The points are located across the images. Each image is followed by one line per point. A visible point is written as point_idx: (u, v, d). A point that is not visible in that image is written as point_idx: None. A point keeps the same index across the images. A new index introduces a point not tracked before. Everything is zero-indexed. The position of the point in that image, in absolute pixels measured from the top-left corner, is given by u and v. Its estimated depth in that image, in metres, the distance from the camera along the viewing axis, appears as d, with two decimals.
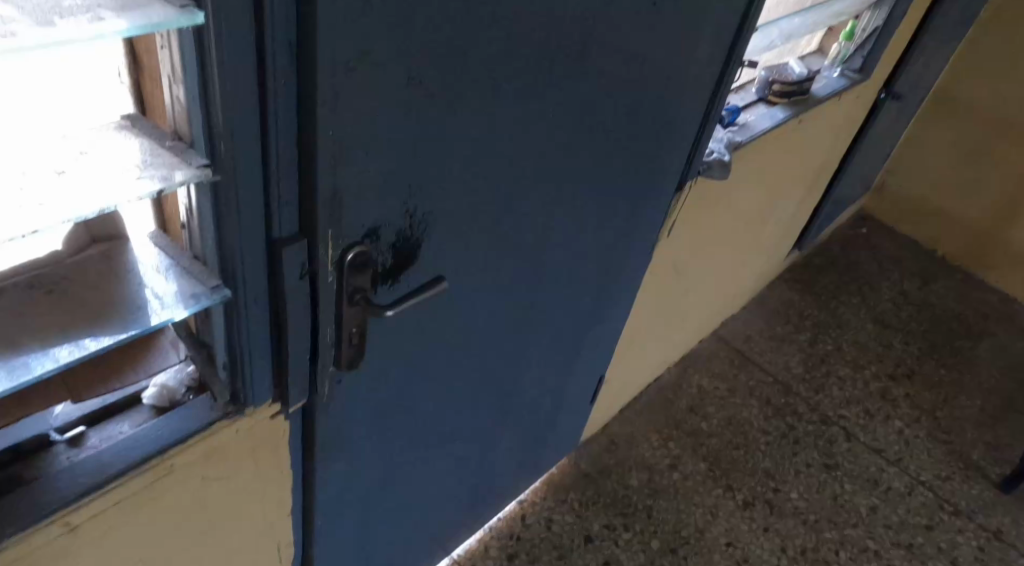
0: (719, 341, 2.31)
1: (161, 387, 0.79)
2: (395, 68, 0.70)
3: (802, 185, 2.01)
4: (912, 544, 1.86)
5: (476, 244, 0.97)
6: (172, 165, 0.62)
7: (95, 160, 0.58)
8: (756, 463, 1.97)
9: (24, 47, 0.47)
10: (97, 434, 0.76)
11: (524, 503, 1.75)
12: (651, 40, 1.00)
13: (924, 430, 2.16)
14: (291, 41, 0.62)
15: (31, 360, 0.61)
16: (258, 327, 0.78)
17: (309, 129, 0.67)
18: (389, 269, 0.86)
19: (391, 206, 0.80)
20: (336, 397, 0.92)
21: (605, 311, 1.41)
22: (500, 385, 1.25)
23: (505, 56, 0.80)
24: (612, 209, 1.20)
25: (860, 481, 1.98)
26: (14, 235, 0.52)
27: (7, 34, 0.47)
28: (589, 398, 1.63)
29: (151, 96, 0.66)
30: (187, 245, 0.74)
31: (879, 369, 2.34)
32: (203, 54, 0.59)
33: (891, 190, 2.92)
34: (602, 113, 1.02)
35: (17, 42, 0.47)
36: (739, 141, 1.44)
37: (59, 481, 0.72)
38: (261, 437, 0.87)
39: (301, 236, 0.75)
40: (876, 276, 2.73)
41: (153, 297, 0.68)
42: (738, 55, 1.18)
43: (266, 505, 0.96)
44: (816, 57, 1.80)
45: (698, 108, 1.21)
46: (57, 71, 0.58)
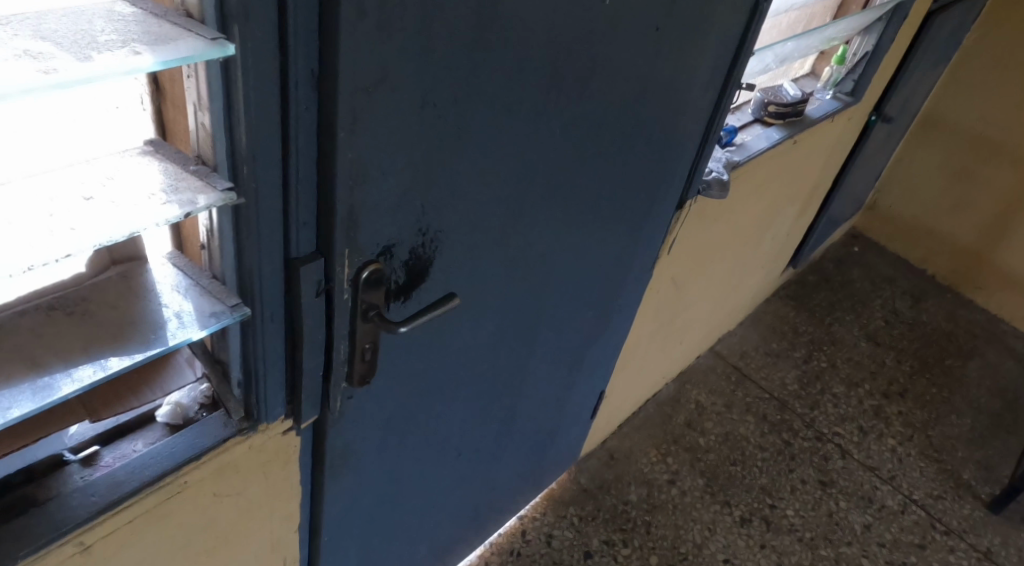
0: (715, 357, 2.34)
1: (174, 405, 0.81)
2: (411, 93, 0.72)
3: (797, 204, 2.05)
4: (906, 562, 1.87)
5: (485, 263, 0.99)
6: (198, 189, 0.63)
7: (122, 185, 0.60)
8: (753, 479, 1.98)
9: (66, 80, 0.48)
10: (110, 453, 0.77)
11: (524, 519, 1.76)
12: (655, 65, 1.03)
13: (917, 449, 2.18)
14: (314, 67, 0.64)
15: (55, 381, 0.62)
16: (274, 344, 0.80)
17: (328, 152, 0.69)
18: (401, 286, 0.88)
19: (404, 226, 0.82)
20: (346, 414, 0.93)
21: (607, 329, 1.43)
22: (504, 402, 1.27)
23: (515, 83, 0.83)
24: (615, 228, 1.22)
25: (854, 499, 2.00)
26: (48, 259, 0.53)
27: (49, 71, 0.48)
28: (589, 415, 1.65)
29: (174, 122, 0.67)
30: (207, 265, 0.76)
31: (873, 386, 2.36)
32: (230, 81, 0.61)
33: (882, 209, 2.97)
34: (607, 137, 1.04)
35: (60, 76, 0.48)
36: (736, 160, 1.48)
37: (74, 500, 0.72)
38: (272, 454, 0.89)
39: (317, 254, 0.77)
40: (869, 293, 2.77)
41: (172, 316, 0.69)
42: (736, 79, 1.21)
43: (276, 520, 0.98)
44: (810, 79, 1.85)
45: (697, 130, 1.24)
46: (86, 99, 0.59)
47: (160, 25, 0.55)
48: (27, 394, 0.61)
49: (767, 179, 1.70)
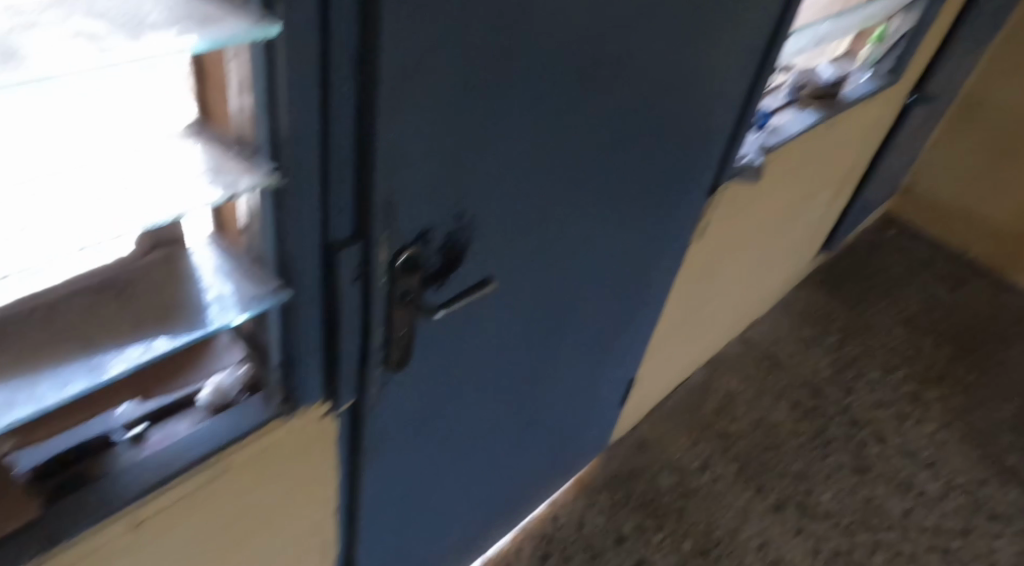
0: (747, 343, 2.31)
1: (215, 388, 0.80)
2: (449, 76, 0.71)
3: (831, 188, 2.01)
4: (948, 548, 1.85)
5: (520, 247, 0.98)
6: (240, 170, 0.63)
7: (166, 166, 0.60)
8: (787, 465, 1.97)
9: (122, 60, 0.48)
10: (157, 434, 0.77)
11: (556, 504, 1.77)
12: (692, 45, 1.01)
13: (959, 433, 2.15)
14: (355, 49, 0.64)
15: (106, 359, 0.63)
16: (312, 329, 0.80)
17: (367, 135, 0.69)
18: (437, 271, 0.88)
19: (441, 210, 0.82)
20: (383, 397, 0.94)
21: (640, 313, 1.42)
22: (539, 386, 1.27)
23: (552, 64, 0.82)
24: (649, 212, 1.21)
25: (893, 484, 1.98)
26: (97, 239, 0.54)
27: (101, 48, 0.48)
28: (620, 400, 1.64)
29: (215, 103, 0.66)
30: (247, 248, 0.75)
31: (911, 371, 2.33)
32: (272, 62, 0.61)
33: (919, 192, 2.92)
34: (644, 118, 1.03)
35: (116, 55, 0.48)
36: (771, 143, 1.45)
37: (124, 479, 0.73)
38: (311, 436, 0.90)
39: (356, 239, 0.77)
40: (905, 278, 2.72)
41: (215, 299, 0.70)
42: (773, 59, 1.19)
43: (314, 503, 0.99)
44: (846, 59, 1.78)
45: (733, 111, 1.22)
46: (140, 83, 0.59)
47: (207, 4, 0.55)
48: (80, 372, 0.62)
49: (802, 161, 1.68)
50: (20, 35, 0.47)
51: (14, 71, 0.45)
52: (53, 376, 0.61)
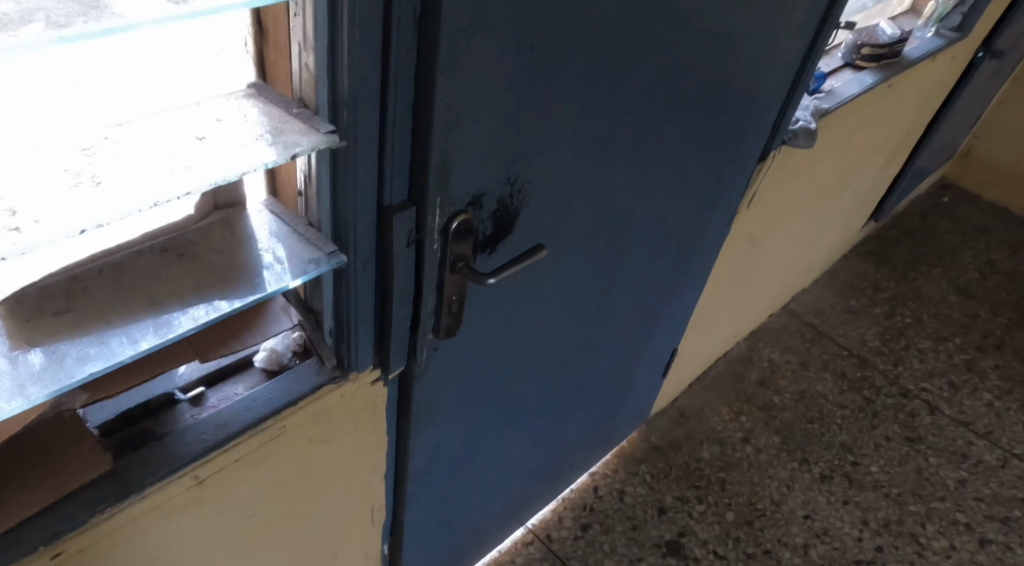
0: (790, 315, 2.28)
1: (270, 350, 0.83)
2: (508, 34, 0.70)
3: (882, 155, 1.96)
4: (1008, 517, 1.82)
5: (572, 211, 0.97)
6: (301, 131, 0.63)
7: (230, 127, 0.60)
8: (832, 436, 1.94)
9: (195, 10, 0.48)
10: (215, 395, 0.80)
11: (596, 475, 1.77)
12: (754, 2, 0.97)
13: (1017, 402, 2.10)
14: (415, 7, 0.63)
15: (173, 319, 0.64)
16: (365, 295, 0.80)
17: (424, 96, 0.68)
18: (488, 238, 0.87)
19: (495, 174, 0.81)
20: (433, 364, 0.94)
21: (688, 281, 1.40)
22: (585, 353, 1.26)
23: (611, 21, 0.80)
24: (701, 178, 1.18)
25: (946, 455, 1.94)
26: (171, 197, 0.54)
27: (179, 1, 0.48)
28: (662, 371, 1.62)
29: (274, 66, 0.67)
30: (302, 213, 0.76)
31: (965, 340, 2.28)
32: (336, 20, 0.60)
33: (978, 156, 2.83)
34: (702, 78, 1.00)
35: (188, 5, 0.48)
36: (825, 108, 1.41)
37: (187, 436, 0.75)
38: (362, 401, 0.90)
39: (410, 204, 0.76)
40: (956, 248, 2.65)
41: (275, 260, 0.70)
42: (835, 15, 1.15)
43: (364, 467, 1.00)
44: (909, 17, 1.74)
45: (789, 73, 1.18)
46: (188, 38, 0.59)
47: None
48: (148, 331, 0.63)
49: (856, 126, 1.63)
50: None
51: (93, 20, 0.45)
52: (123, 332, 0.62)
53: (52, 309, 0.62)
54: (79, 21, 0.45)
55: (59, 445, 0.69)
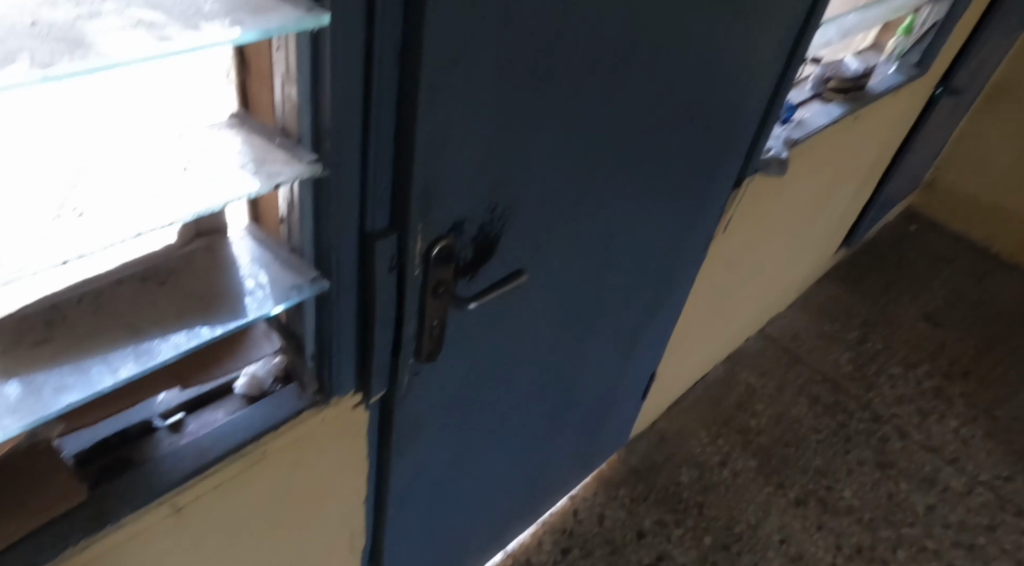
0: (766, 339, 2.31)
1: (250, 376, 0.84)
2: (489, 67, 0.72)
3: (853, 182, 2.01)
4: (974, 544, 1.84)
5: (551, 238, 0.99)
6: (285, 161, 0.64)
7: (213, 157, 0.62)
8: (807, 460, 1.96)
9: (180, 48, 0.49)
10: (195, 421, 0.80)
11: (576, 498, 1.77)
12: (725, 38, 1.01)
13: (982, 430, 2.14)
14: (397, 40, 0.65)
15: (154, 346, 0.64)
16: (347, 320, 0.80)
17: (407, 125, 0.70)
18: (469, 263, 0.88)
19: (476, 201, 0.82)
20: (413, 388, 0.94)
21: (665, 307, 1.42)
22: (564, 379, 1.27)
23: (588, 56, 0.82)
24: (677, 205, 1.21)
25: (916, 480, 1.97)
26: (155, 226, 0.55)
27: (164, 39, 0.49)
28: (641, 395, 1.64)
29: (257, 96, 0.68)
30: (285, 240, 0.77)
31: (933, 367, 2.32)
32: (319, 52, 0.61)
33: (943, 186, 2.90)
34: (676, 110, 1.03)
35: (173, 43, 0.49)
36: (796, 137, 1.45)
37: (166, 464, 0.75)
38: (343, 426, 0.90)
39: (392, 230, 0.77)
40: (926, 274, 2.71)
41: (257, 286, 0.71)
42: (803, 51, 1.19)
43: (344, 493, 0.99)
44: (873, 52, 1.78)
45: (760, 106, 1.22)
46: (171, 72, 0.60)
47: None
48: (129, 358, 0.63)
49: (825, 156, 1.68)
50: (82, 24, 0.48)
51: (77, 59, 0.46)
52: (103, 360, 0.62)
53: (30, 339, 0.62)
54: (64, 60, 0.46)
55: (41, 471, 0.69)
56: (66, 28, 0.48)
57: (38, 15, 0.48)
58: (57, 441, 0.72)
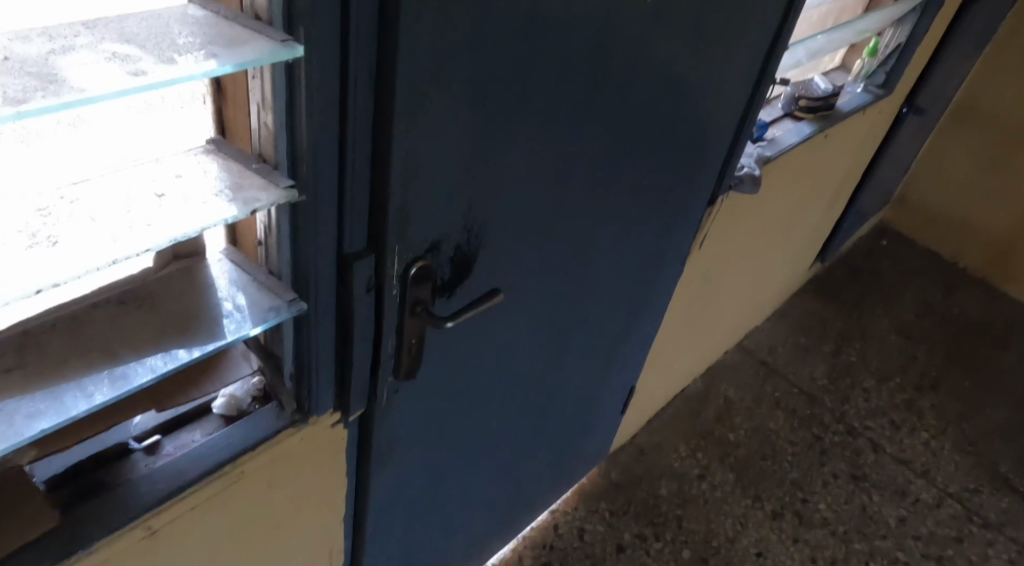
0: (744, 352, 2.34)
1: (228, 397, 0.83)
2: (463, 92, 0.73)
3: (825, 197, 2.05)
4: (942, 556, 1.87)
5: (528, 258, 1.00)
6: (261, 186, 0.65)
7: (190, 183, 0.63)
8: (784, 473, 1.99)
9: (157, 81, 0.51)
10: (171, 443, 0.80)
11: (556, 513, 1.78)
12: (695, 61, 1.04)
13: (951, 442, 2.18)
14: (372, 68, 0.66)
15: (130, 371, 0.65)
16: (326, 340, 0.81)
17: (383, 149, 0.71)
18: (447, 282, 0.89)
19: (452, 222, 0.84)
20: (392, 406, 0.95)
21: (641, 323, 1.44)
22: (541, 396, 1.28)
23: (560, 80, 0.84)
24: (652, 223, 1.23)
25: (888, 493, 2.00)
26: (130, 253, 0.56)
27: (138, 72, 0.51)
28: (621, 408, 1.65)
29: (234, 122, 0.69)
30: (263, 261, 0.78)
31: (904, 380, 2.36)
32: (294, 80, 0.63)
33: (911, 203, 2.96)
34: (648, 132, 1.06)
35: (149, 76, 0.51)
36: (768, 155, 1.49)
37: (142, 486, 0.75)
38: (322, 445, 0.91)
39: (369, 251, 0.78)
40: (898, 288, 2.76)
41: (234, 309, 0.72)
42: (771, 72, 1.22)
43: (323, 510, 1.00)
44: (840, 73, 1.90)
45: (730, 127, 1.25)
46: (145, 107, 0.61)
47: (232, 27, 0.59)
48: (103, 384, 0.64)
49: (796, 174, 1.71)
50: (55, 58, 0.50)
51: (51, 95, 0.47)
52: (77, 386, 0.63)
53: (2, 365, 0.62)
54: (38, 96, 0.47)
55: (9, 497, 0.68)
56: (38, 62, 0.49)
57: (9, 49, 0.49)
58: (28, 466, 0.72)
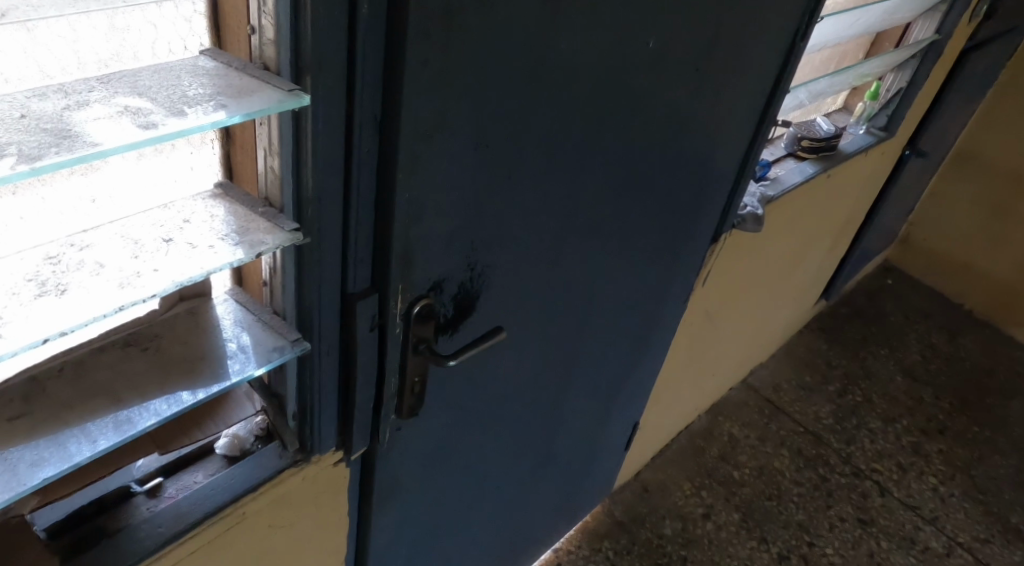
0: (748, 389, 2.33)
1: (232, 437, 0.84)
2: (466, 137, 0.75)
3: (828, 237, 2.07)
4: None
5: (531, 298, 1.01)
6: (265, 229, 0.66)
7: (197, 229, 0.65)
8: (790, 515, 1.97)
9: (166, 133, 0.53)
10: (173, 484, 0.82)
11: (559, 552, 1.76)
12: (696, 107, 1.05)
13: (960, 488, 2.15)
14: (376, 112, 0.67)
15: (134, 416, 0.67)
16: (328, 380, 0.81)
17: (387, 192, 0.72)
18: (450, 320, 0.89)
19: (455, 263, 0.84)
20: (394, 445, 0.95)
21: (643, 363, 1.44)
22: (543, 438, 1.28)
23: (561, 126, 0.86)
24: (654, 264, 1.24)
25: (896, 539, 1.97)
26: (136, 299, 0.58)
27: (150, 125, 0.53)
28: (624, 445, 1.64)
29: (241, 165, 0.71)
30: (268, 301, 0.79)
31: (911, 423, 2.34)
32: (299, 126, 0.64)
33: (915, 242, 2.98)
34: (649, 177, 1.07)
35: (159, 129, 0.53)
36: (770, 195, 1.50)
37: (142, 530, 0.77)
38: (324, 484, 0.91)
39: (373, 291, 0.79)
40: (903, 327, 2.76)
41: (238, 350, 0.73)
42: (772, 116, 1.24)
43: (325, 551, 1.00)
44: (843, 114, 1.94)
45: (731, 172, 1.27)
46: (153, 158, 0.64)
47: (241, 77, 0.60)
48: (108, 429, 0.66)
49: (797, 214, 1.73)
50: (70, 114, 0.52)
51: (64, 150, 0.50)
52: (81, 433, 0.65)
53: (6, 414, 0.64)
54: (51, 151, 0.50)
55: (8, 549, 0.68)
56: (54, 119, 0.52)
57: (27, 107, 0.52)
58: (29, 514, 0.74)
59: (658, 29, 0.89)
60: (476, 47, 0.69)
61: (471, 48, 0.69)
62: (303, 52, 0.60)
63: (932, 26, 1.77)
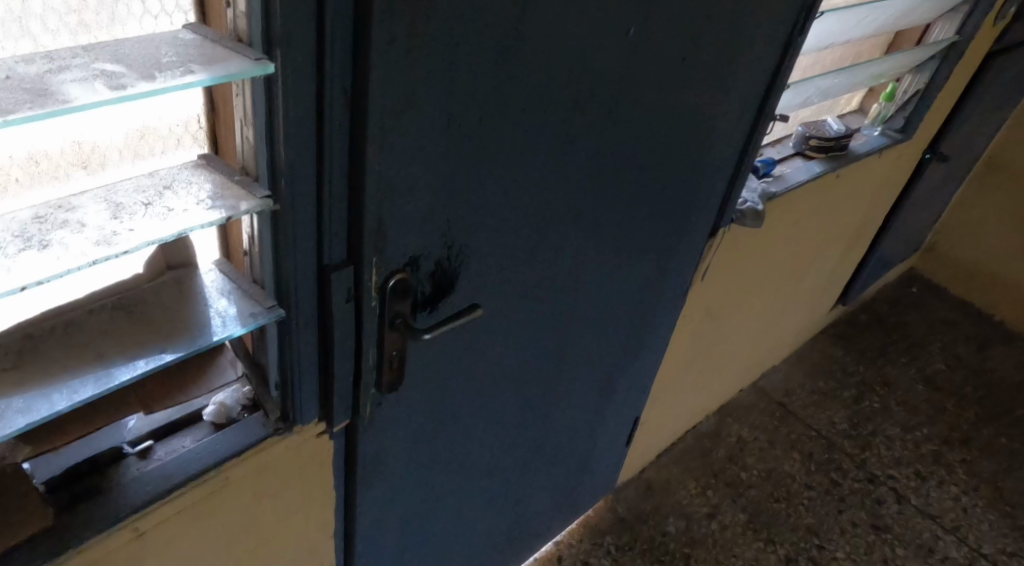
0: (760, 393, 2.32)
1: (219, 404, 0.88)
2: (438, 114, 0.78)
3: (842, 238, 2.05)
4: None
5: (515, 281, 1.03)
6: (239, 197, 0.70)
7: (176, 195, 0.68)
8: (799, 518, 1.95)
9: (134, 94, 0.57)
10: (162, 448, 0.85)
11: (560, 544, 1.77)
12: (684, 97, 1.07)
13: (984, 500, 2.10)
14: (346, 87, 0.70)
15: (117, 371, 0.71)
16: (305, 350, 0.85)
17: (358, 165, 0.75)
18: (427, 297, 0.92)
19: (431, 240, 0.87)
20: (377, 420, 0.98)
21: (639, 354, 1.45)
22: (537, 424, 1.30)
23: (540, 110, 0.88)
24: (649, 254, 1.26)
25: (912, 547, 1.94)
26: (109, 255, 0.62)
27: (120, 86, 0.57)
28: (624, 438, 1.66)
29: (224, 138, 0.75)
30: (249, 271, 0.82)
31: (932, 432, 2.30)
32: (270, 97, 0.67)
33: (942, 251, 2.93)
34: (637, 166, 1.09)
35: (128, 89, 0.57)
36: (772, 191, 1.50)
37: (130, 489, 0.81)
38: (307, 455, 0.94)
39: (348, 263, 0.82)
40: (926, 336, 2.71)
41: (218, 316, 0.77)
42: (769, 110, 1.25)
43: (313, 523, 1.03)
44: (857, 116, 1.93)
45: (728, 165, 1.27)
46: (139, 128, 0.68)
47: (214, 48, 0.64)
48: (89, 383, 0.69)
49: (806, 213, 1.72)
50: (51, 76, 0.57)
51: (37, 106, 0.54)
52: (65, 386, 0.69)
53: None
54: (26, 107, 0.54)
55: None
56: (34, 80, 0.56)
57: (13, 70, 0.56)
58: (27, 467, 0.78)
59: (641, 17, 0.91)
60: (445, 26, 0.72)
61: (440, 26, 0.72)
62: (272, 26, 0.64)
63: (952, 27, 1.76)
